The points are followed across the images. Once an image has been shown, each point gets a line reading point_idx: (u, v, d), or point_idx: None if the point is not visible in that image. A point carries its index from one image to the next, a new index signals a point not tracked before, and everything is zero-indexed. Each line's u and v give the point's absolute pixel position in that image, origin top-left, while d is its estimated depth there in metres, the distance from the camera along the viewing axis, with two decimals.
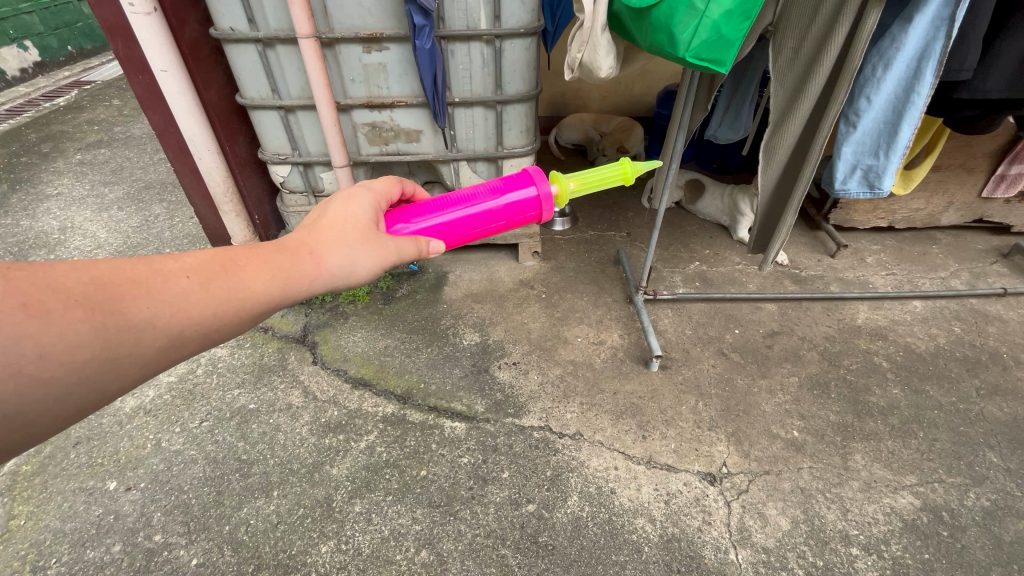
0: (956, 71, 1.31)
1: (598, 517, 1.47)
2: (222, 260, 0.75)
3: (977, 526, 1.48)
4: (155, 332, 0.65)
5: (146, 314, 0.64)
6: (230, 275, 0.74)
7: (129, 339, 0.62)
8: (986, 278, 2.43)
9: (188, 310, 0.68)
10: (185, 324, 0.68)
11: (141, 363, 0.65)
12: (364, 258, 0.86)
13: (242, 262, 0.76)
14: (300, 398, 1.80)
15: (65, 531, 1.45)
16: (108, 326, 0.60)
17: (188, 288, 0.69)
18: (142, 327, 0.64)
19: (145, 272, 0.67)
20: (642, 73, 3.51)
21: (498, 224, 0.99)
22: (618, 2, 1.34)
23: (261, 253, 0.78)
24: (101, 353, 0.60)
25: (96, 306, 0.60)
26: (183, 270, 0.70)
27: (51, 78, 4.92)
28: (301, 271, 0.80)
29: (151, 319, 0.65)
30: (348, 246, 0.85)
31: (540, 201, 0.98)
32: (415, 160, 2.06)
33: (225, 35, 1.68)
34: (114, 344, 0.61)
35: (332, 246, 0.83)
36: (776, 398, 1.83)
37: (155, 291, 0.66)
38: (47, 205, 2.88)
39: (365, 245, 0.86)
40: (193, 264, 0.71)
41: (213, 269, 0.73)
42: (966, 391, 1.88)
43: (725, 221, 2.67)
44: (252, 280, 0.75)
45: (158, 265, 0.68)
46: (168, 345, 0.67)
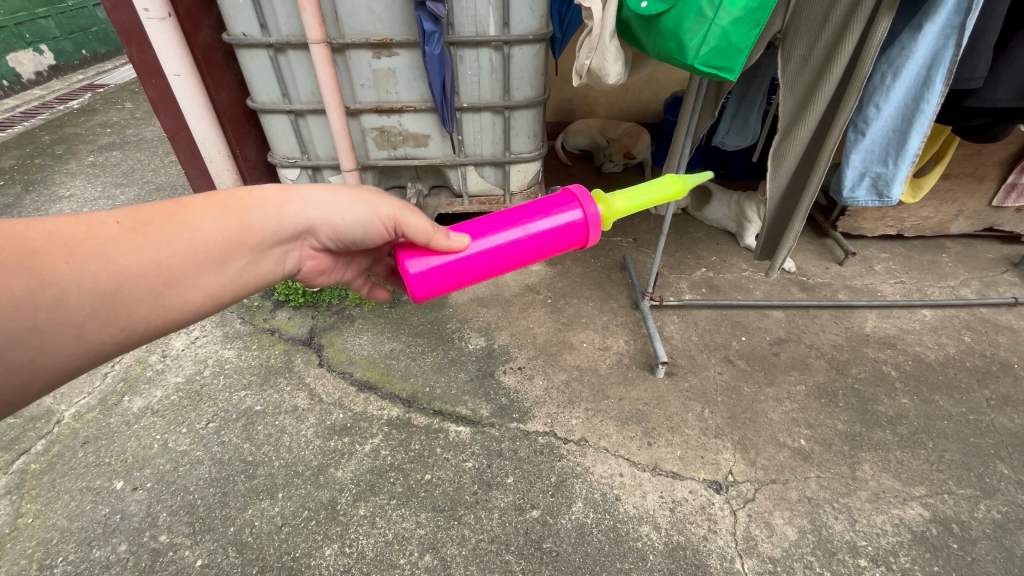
0: (966, 79, 1.31)
1: (604, 524, 1.47)
2: (168, 205, 0.77)
3: (988, 539, 1.46)
4: (81, 290, 0.66)
5: (65, 271, 0.65)
6: (172, 217, 0.76)
7: (52, 296, 0.64)
8: (996, 287, 2.41)
9: (120, 259, 0.70)
10: (123, 270, 0.70)
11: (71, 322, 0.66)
12: (348, 205, 0.93)
13: (183, 205, 0.78)
14: (306, 400, 1.81)
15: (72, 529, 1.46)
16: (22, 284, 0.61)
17: (121, 235, 0.71)
18: (64, 283, 0.65)
19: (90, 238, 0.69)
20: (650, 80, 3.52)
21: (532, 235, 0.92)
22: (626, 8, 1.35)
23: (228, 210, 0.82)
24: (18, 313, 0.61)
25: (29, 267, 0.62)
26: (113, 217, 0.72)
27: (66, 82, 4.99)
28: (256, 205, 0.86)
29: (72, 274, 0.65)
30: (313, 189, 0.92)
31: (586, 224, 0.92)
32: (423, 165, 2.08)
33: (237, 40, 1.70)
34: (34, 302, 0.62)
35: (312, 198, 0.91)
36: (782, 407, 1.81)
37: (79, 246, 0.67)
38: (59, 206, 2.92)
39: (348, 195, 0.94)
40: (127, 214, 0.73)
41: (153, 214, 0.75)
42: (976, 401, 1.86)
43: (733, 227, 2.66)
44: (215, 231, 0.79)
45: (88, 218, 0.70)
46: (100, 300, 0.68)
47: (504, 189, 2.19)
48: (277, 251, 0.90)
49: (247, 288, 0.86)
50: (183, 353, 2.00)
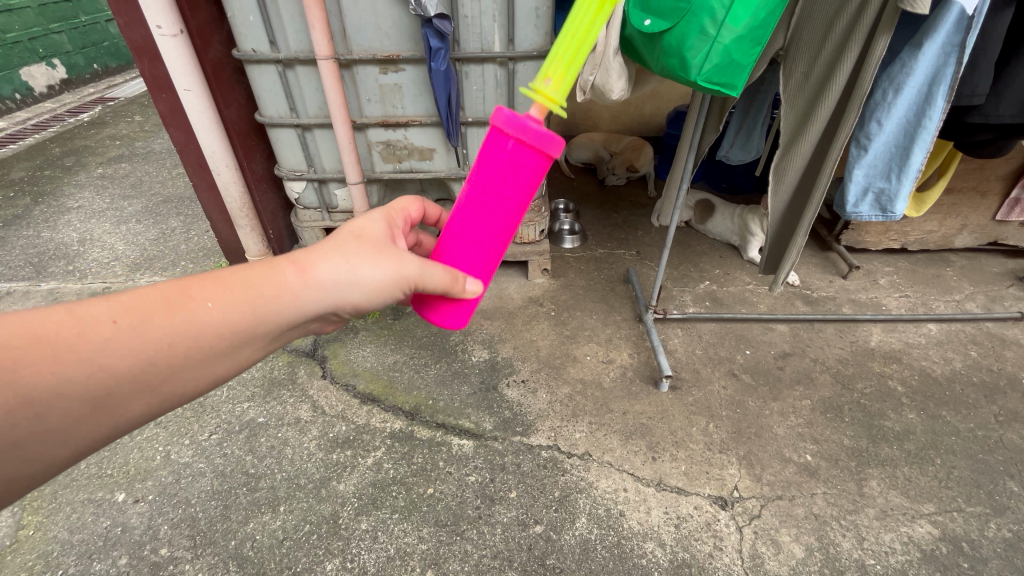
0: (967, 96, 1.32)
1: (607, 540, 1.45)
2: (171, 296, 0.70)
3: (999, 558, 1.44)
4: (73, 399, 0.63)
5: (54, 380, 0.61)
6: (175, 312, 0.69)
7: (36, 410, 0.60)
8: (1002, 301, 2.40)
9: (114, 363, 0.65)
10: (115, 375, 0.65)
11: (55, 432, 0.63)
12: (369, 265, 0.81)
13: (191, 295, 0.71)
14: (309, 413, 1.81)
15: (72, 542, 1.46)
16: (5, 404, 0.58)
17: (115, 338, 0.65)
18: (51, 396, 0.61)
19: (76, 331, 0.64)
20: (652, 94, 3.56)
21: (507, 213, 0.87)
22: (630, 26, 1.37)
23: (230, 290, 0.74)
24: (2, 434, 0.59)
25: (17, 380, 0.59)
26: (112, 314, 0.66)
27: (77, 95, 5.08)
28: (273, 292, 0.75)
29: (60, 386, 0.62)
30: (347, 257, 0.81)
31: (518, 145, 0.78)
32: (428, 178, 2.10)
33: (247, 57, 1.73)
34: (20, 419, 0.59)
35: (329, 268, 0.79)
36: (788, 422, 1.80)
37: (74, 350, 0.63)
38: (68, 217, 2.95)
39: (371, 253, 0.83)
40: (128, 305, 0.67)
41: (156, 308, 0.69)
42: (984, 417, 1.84)
43: (736, 241, 2.66)
44: (211, 317, 0.71)
45: (83, 314, 0.65)
46: (91, 407, 0.65)
47: None
48: (300, 332, 0.83)
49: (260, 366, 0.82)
50: None
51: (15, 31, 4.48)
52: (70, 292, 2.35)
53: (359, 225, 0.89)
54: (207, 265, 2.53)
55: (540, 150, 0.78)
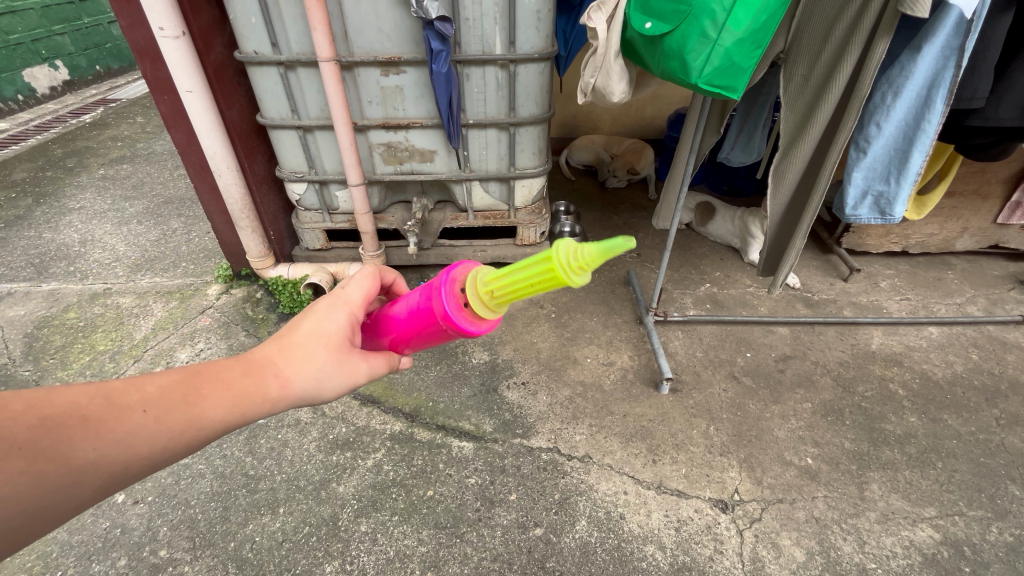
0: (967, 100, 1.32)
1: (608, 543, 1.45)
2: (185, 386, 0.72)
3: (1000, 562, 1.43)
4: (99, 477, 0.65)
5: (91, 456, 0.64)
6: (190, 407, 0.71)
7: (69, 483, 0.62)
8: (1003, 305, 2.39)
9: (141, 446, 0.67)
10: (130, 462, 0.66)
11: (75, 503, 0.64)
12: (333, 377, 0.79)
13: (204, 391, 0.72)
14: (309, 414, 1.80)
15: (72, 543, 1.45)
16: (47, 474, 0.60)
17: (143, 424, 0.67)
18: (82, 472, 0.63)
19: (101, 409, 0.66)
20: (653, 97, 3.57)
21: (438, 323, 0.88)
22: (630, 29, 1.37)
23: (226, 384, 0.74)
24: (32, 504, 0.60)
25: (41, 457, 0.60)
26: (141, 403, 0.68)
27: (79, 96, 5.10)
28: (264, 397, 0.75)
29: (95, 462, 0.64)
30: (320, 372, 0.78)
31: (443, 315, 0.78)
32: (429, 180, 2.10)
33: (249, 58, 1.74)
34: (51, 491, 0.61)
35: (304, 373, 0.77)
36: (789, 425, 1.79)
37: (107, 432, 0.65)
38: (69, 218, 2.95)
39: (337, 364, 0.80)
40: (153, 395, 0.69)
41: (174, 399, 0.70)
42: (985, 421, 1.83)
43: (737, 243, 2.66)
44: (209, 411, 0.72)
45: (116, 398, 0.67)
46: (112, 483, 0.66)
47: (509, 203, 2.20)
48: None
49: None
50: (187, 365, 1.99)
51: (18, 33, 4.50)
52: (71, 292, 2.36)
53: (320, 324, 0.80)
54: (208, 267, 2.53)
55: (460, 331, 0.78)
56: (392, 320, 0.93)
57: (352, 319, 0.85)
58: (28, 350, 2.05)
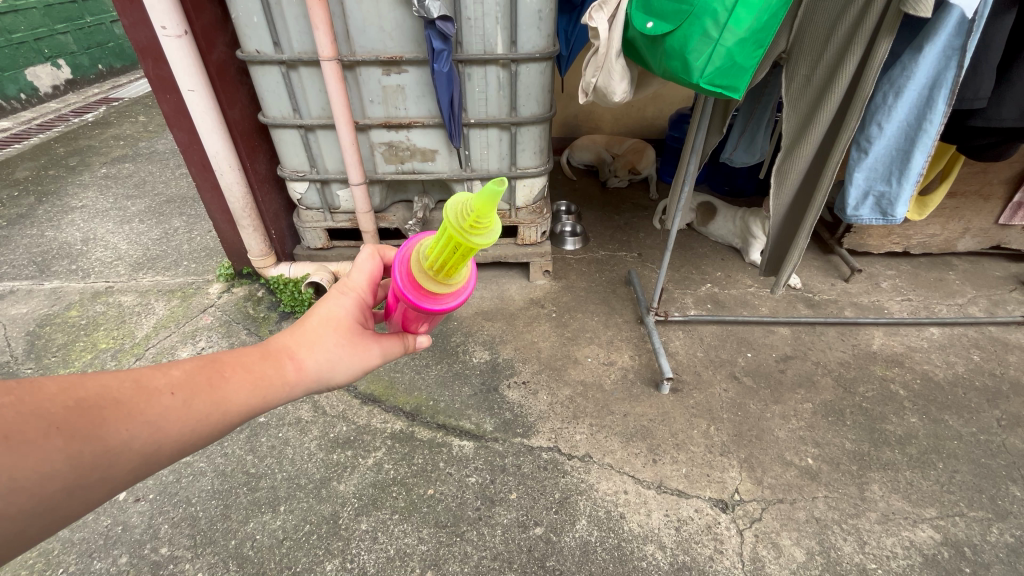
0: (970, 100, 1.32)
1: (608, 542, 1.45)
2: (208, 370, 0.73)
3: (1001, 563, 1.43)
4: (130, 460, 0.63)
5: (124, 438, 0.62)
6: (214, 389, 0.72)
7: (103, 467, 0.61)
8: (1005, 306, 2.39)
9: (170, 429, 0.67)
10: (160, 445, 0.66)
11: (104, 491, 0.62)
12: (344, 362, 0.83)
13: (227, 375, 0.74)
14: (310, 413, 1.81)
15: (73, 540, 1.46)
16: (82, 455, 0.59)
17: (171, 407, 0.67)
18: (115, 454, 0.62)
19: (131, 391, 0.65)
20: (654, 97, 3.56)
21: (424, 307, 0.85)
22: (632, 28, 1.38)
23: (246, 369, 0.76)
24: (69, 486, 0.58)
25: (74, 437, 0.58)
26: (170, 386, 0.69)
27: (81, 95, 5.11)
28: (282, 381, 0.78)
29: (128, 444, 0.63)
30: (333, 356, 0.82)
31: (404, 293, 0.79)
32: (430, 179, 2.10)
33: (251, 58, 1.74)
34: (86, 473, 0.59)
35: (318, 357, 0.81)
36: (789, 425, 1.79)
37: (137, 414, 0.64)
38: (71, 217, 2.96)
39: (348, 349, 0.83)
40: (180, 378, 0.70)
41: (199, 383, 0.71)
42: (987, 422, 1.83)
43: (738, 243, 2.66)
44: (232, 395, 0.73)
45: (145, 381, 0.67)
46: (141, 468, 0.65)
47: (509, 203, 2.20)
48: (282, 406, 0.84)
49: None
50: None
51: (20, 32, 4.50)
52: (73, 291, 2.36)
53: (330, 310, 0.85)
54: (209, 265, 2.53)
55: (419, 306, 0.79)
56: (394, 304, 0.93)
57: (359, 304, 0.88)
58: (30, 348, 2.06)
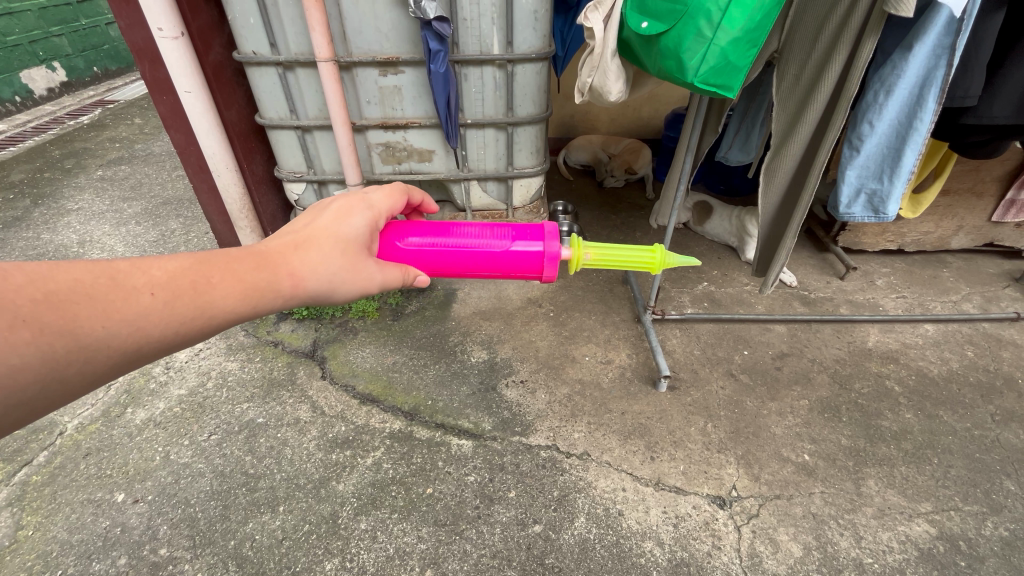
0: (960, 98, 1.34)
1: (606, 539, 1.45)
2: (196, 272, 0.76)
3: (996, 556, 1.44)
4: (108, 353, 0.67)
5: (100, 334, 0.66)
6: (198, 294, 0.75)
7: (81, 359, 0.64)
8: (998, 302, 2.41)
9: (150, 328, 0.70)
10: (141, 342, 0.70)
11: (86, 379, 0.66)
12: (344, 284, 0.88)
13: (213, 282, 0.77)
14: (308, 413, 1.81)
15: (72, 542, 1.46)
16: (55, 348, 0.62)
17: (151, 308, 0.70)
18: (93, 350, 0.65)
19: (109, 289, 0.68)
20: (650, 97, 3.58)
21: (493, 270, 0.99)
22: (627, 29, 1.39)
23: (239, 274, 0.80)
24: (47, 374, 0.62)
25: (49, 329, 0.61)
26: (149, 286, 0.71)
27: (77, 98, 5.09)
28: (274, 293, 0.83)
29: (105, 340, 0.66)
30: (332, 276, 0.87)
31: (544, 260, 0.96)
32: (427, 179, 2.11)
33: (248, 59, 1.75)
34: (63, 363, 0.63)
35: (315, 274, 0.86)
36: (786, 422, 1.81)
37: (115, 311, 0.67)
38: (68, 219, 2.95)
39: (350, 270, 0.88)
40: (161, 280, 0.72)
41: (182, 286, 0.74)
42: (981, 417, 1.85)
43: (734, 242, 2.68)
44: (221, 299, 0.77)
45: (122, 279, 0.69)
46: (123, 362, 0.69)
47: (507, 203, 2.21)
48: None
49: None
50: (186, 364, 2.01)
51: (14, 35, 4.49)
52: None
53: (339, 229, 0.89)
54: None
55: (545, 274, 0.97)
56: (457, 250, 0.97)
57: (370, 224, 0.93)
58: None
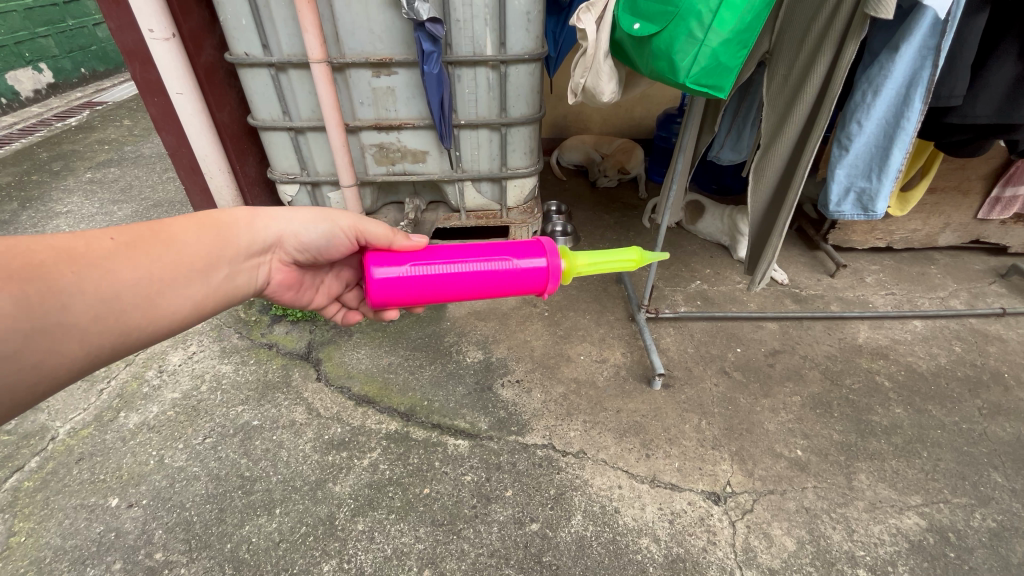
0: (946, 98, 1.36)
1: (603, 536, 1.46)
2: (153, 224, 0.84)
3: (984, 547, 1.47)
4: (86, 292, 0.72)
5: (72, 281, 0.71)
6: (162, 236, 0.84)
7: (61, 302, 0.69)
8: (985, 298, 2.45)
9: (120, 271, 0.76)
10: (119, 284, 0.75)
11: (73, 326, 0.70)
12: (303, 224, 1.02)
13: (171, 231, 0.85)
14: (304, 415, 1.80)
15: (65, 548, 1.44)
16: (29, 293, 0.66)
17: (116, 255, 0.77)
18: (69, 294, 0.70)
19: (72, 243, 0.73)
20: (642, 97, 3.61)
21: (496, 289, 0.96)
22: (619, 30, 1.40)
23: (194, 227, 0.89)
24: (31, 317, 0.66)
25: (21, 276, 0.66)
26: (108, 239, 0.78)
27: (64, 100, 5.03)
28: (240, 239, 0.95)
29: (78, 285, 0.71)
30: (288, 219, 1.01)
31: (548, 274, 0.95)
32: (422, 180, 2.11)
33: (239, 60, 1.74)
34: (40, 308, 0.67)
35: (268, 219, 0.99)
36: (778, 418, 1.83)
37: (82, 260, 0.73)
38: (57, 222, 2.92)
39: (299, 214, 1.02)
40: (118, 234, 0.79)
41: (143, 236, 0.81)
42: (968, 410, 1.88)
43: (726, 241, 2.70)
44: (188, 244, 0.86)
45: (80, 236, 0.75)
46: (103, 307, 0.74)
47: (501, 204, 2.22)
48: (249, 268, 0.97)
49: (222, 292, 0.91)
50: (179, 368, 1.99)
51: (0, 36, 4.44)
52: None
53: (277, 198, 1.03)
54: None
55: (547, 285, 0.96)
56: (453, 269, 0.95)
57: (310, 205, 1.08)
58: None
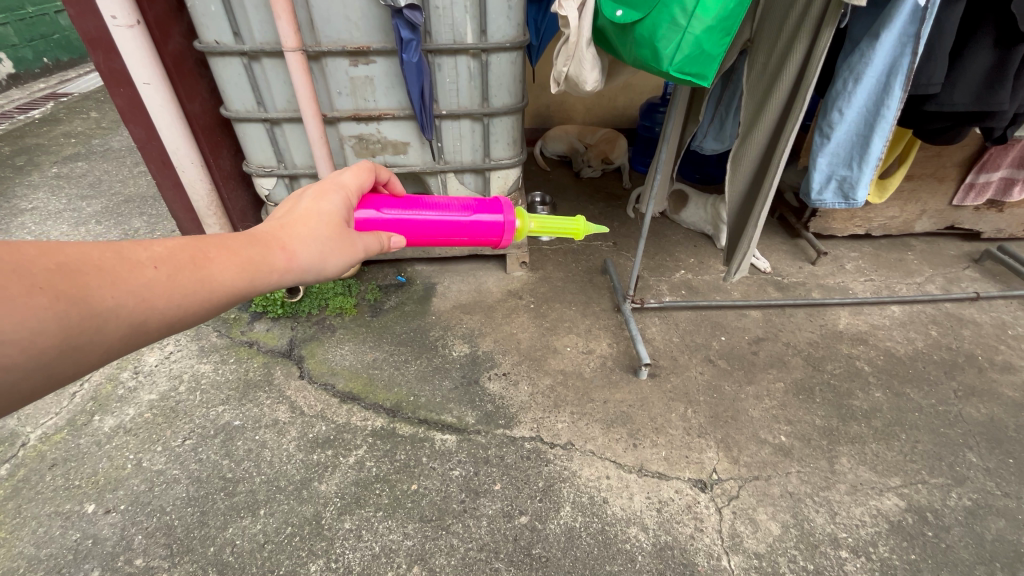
0: (925, 85, 1.37)
1: (592, 527, 1.47)
2: (194, 244, 0.72)
3: (960, 526, 1.51)
4: (119, 320, 0.61)
5: (110, 304, 0.60)
6: (199, 268, 0.70)
7: (92, 330, 0.59)
8: (959, 283, 2.51)
9: (155, 300, 0.65)
10: (155, 314, 0.65)
11: (99, 354, 0.61)
12: (334, 257, 0.85)
13: (212, 255, 0.72)
14: (287, 414, 1.77)
15: (40, 557, 1.40)
16: (70, 316, 0.57)
17: (155, 280, 0.65)
18: (103, 319, 0.60)
19: (113, 259, 0.63)
20: (625, 86, 3.59)
21: (459, 238, 1.05)
22: (602, 17, 1.38)
23: (233, 247, 0.75)
24: (61, 342, 0.57)
25: (54, 297, 0.56)
26: (153, 260, 0.66)
27: (25, 91, 4.81)
28: (271, 267, 0.78)
29: (116, 310, 0.61)
30: (322, 248, 0.84)
31: (503, 229, 1.02)
32: (403, 172, 2.07)
33: (209, 48, 1.67)
34: (75, 333, 0.58)
35: (305, 242, 0.82)
36: (762, 404, 1.85)
37: (121, 281, 0.62)
38: (21, 219, 2.80)
39: (336, 245, 0.86)
40: (162, 254, 0.67)
41: (183, 260, 0.69)
42: (945, 393, 1.93)
43: (709, 229, 2.73)
44: (222, 275, 0.72)
45: (127, 252, 0.64)
46: (132, 336, 0.64)
47: (484, 195, 2.19)
48: None
49: None
50: (156, 368, 1.94)
51: None
52: None
53: (318, 206, 0.87)
54: None
55: (501, 241, 1.05)
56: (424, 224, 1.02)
57: (346, 200, 0.92)
58: None
